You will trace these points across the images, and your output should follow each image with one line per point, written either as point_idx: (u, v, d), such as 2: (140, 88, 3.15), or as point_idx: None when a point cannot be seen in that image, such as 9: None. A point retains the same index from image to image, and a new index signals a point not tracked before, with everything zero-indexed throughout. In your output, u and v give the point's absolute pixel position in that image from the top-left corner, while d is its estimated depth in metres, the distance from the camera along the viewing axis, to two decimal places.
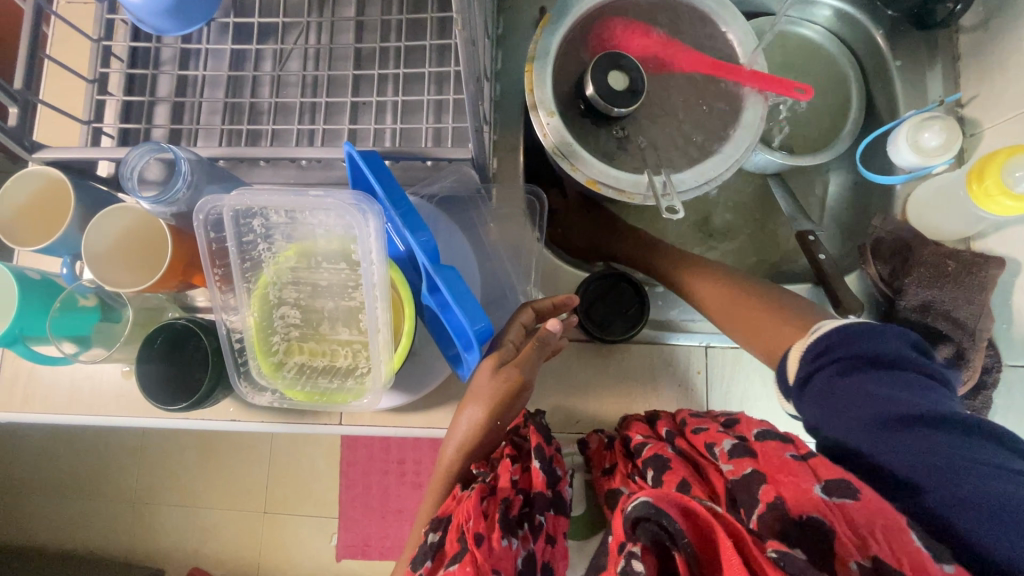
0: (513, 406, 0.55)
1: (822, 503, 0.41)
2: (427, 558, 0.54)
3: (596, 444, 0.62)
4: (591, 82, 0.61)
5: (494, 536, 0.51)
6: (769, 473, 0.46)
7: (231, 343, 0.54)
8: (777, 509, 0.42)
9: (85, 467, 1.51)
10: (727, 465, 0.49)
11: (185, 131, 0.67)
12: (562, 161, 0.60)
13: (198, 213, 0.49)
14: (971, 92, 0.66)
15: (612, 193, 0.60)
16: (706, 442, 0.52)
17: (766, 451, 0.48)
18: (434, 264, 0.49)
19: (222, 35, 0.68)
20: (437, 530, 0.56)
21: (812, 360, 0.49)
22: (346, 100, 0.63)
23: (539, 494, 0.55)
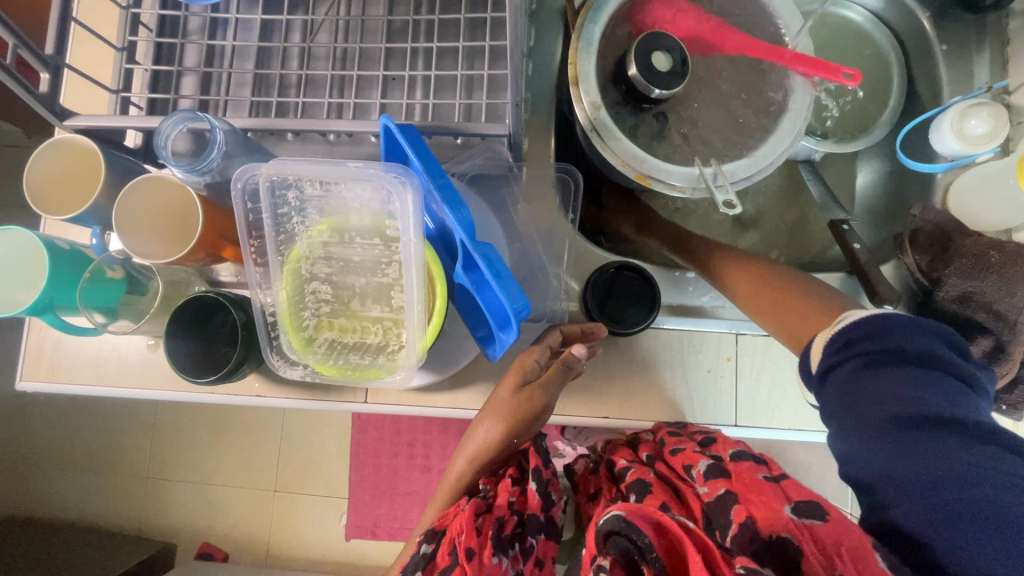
0: (530, 424, 0.61)
1: (789, 522, 0.46)
2: (420, 567, 0.60)
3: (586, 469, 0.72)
4: (631, 62, 0.60)
5: (485, 553, 0.57)
6: (743, 493, 0.51)
7: (265, 317, 0.53)
8: (746, 529, 0.47)
9: (100, 441, 1.52)
10: (703, 487, 0.54)
11: (213, 103, 0.66)
12: (610, 157, 0.59)
13: (235, 182, 0.48)
14: (1020, 78, 0.64)
15: (663, 188, 0.59)
16: (684, 464, 0.57)
17: (739, 473, 0.54)
18: (471, 240, 0.48)
19: (252, 5, 0.67)
20: (431, 543, 0.62)
21: (841, 354, 0.46)
22: (378, 74, 0.62)
23: (532, 516, 0.61)
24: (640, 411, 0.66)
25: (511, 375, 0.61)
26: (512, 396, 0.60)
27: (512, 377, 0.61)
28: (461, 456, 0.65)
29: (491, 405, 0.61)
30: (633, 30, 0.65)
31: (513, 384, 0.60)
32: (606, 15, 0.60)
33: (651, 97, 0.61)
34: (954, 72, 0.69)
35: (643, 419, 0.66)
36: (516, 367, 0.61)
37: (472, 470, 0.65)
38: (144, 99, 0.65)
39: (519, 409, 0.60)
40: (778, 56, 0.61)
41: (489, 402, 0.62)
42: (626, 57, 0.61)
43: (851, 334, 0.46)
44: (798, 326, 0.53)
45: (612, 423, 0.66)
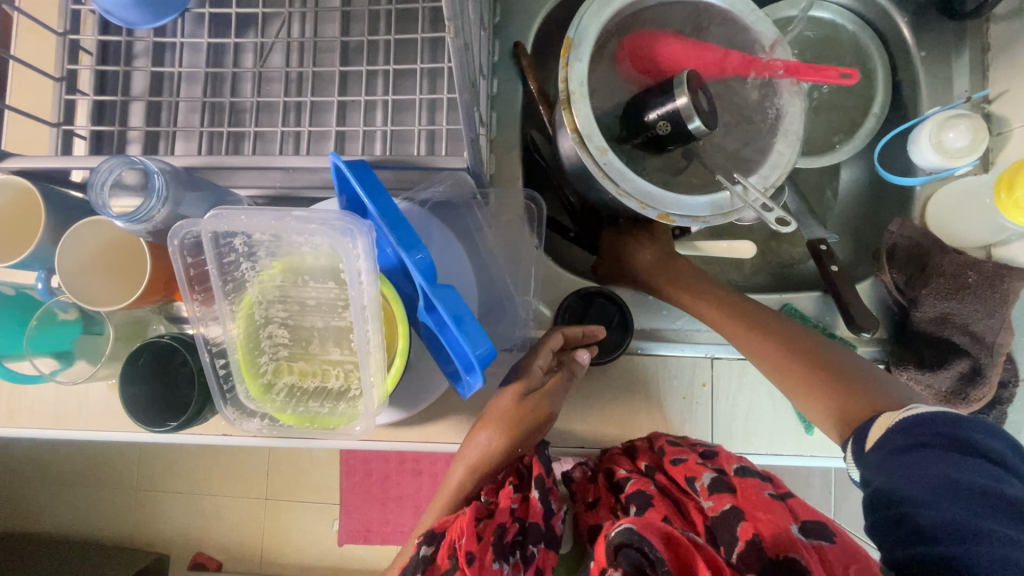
0: (536, 432, 0.59)
1: (798, 542, 0.44)
2: (417, 571, 0.53)
3: (579, 476, 0.63)
4: (683, 92, 0.55)
5: (487, 558, 0.50)
6: (747, 509, 0.49)
7: (215, 369, 0.51)
8: (755, 546, 0.45)
9: (87, 458, 1.50)
10: (707, 500, 0.51)
11: (163, 133, 0.63)
12: (630, 201, 0.55)
13: (172, 238, 0.46)
14: (1000, 88, 0.62)
15: (687, 222, 0.56)
16: (686, 475, 0.54)
17: (745, 489, 0.52)
18: (430, 284, 0.46)
19: (198, 25, 0.63)
20: (430, 545, 0.55)
21: (903, 435, 0.47)
22: (333, 99, 0.59)
23: (534, 523, 0.55)
24: (616, 439, 0.64)
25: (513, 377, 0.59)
26: (517, 401, 0.58)
27: (517, 381, 0.58)
28: (462, 461, 0.59)
29: (494, 413, 0.58)
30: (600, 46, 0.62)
31: (517, 386, 0.58)
32: (587, 47, 0.56)
33: (688, 130, 0.56)
34: (934, 79, 0.66)
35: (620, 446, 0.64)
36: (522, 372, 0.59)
37: (468, 478, 0.59)
38: (90, 131, 0.62)
39: (528, 416, 0.58)
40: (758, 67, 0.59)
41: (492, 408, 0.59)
42: (665, 92, 0.57)
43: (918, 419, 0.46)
44: (846, 408, 0.53)
45: (587, 451, 0.65)
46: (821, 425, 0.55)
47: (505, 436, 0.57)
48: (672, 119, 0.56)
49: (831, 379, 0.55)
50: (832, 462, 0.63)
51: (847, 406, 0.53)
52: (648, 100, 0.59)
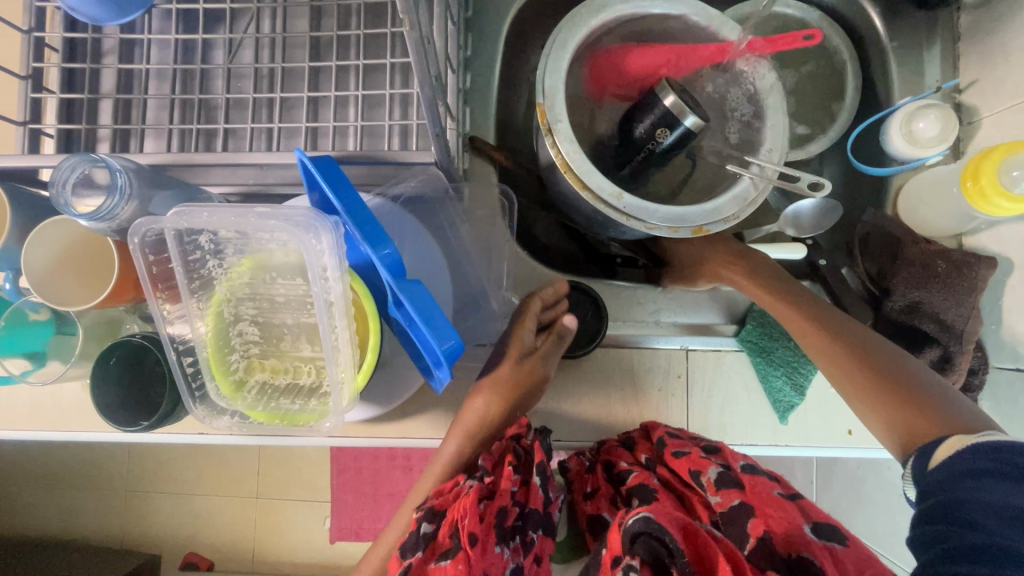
0: (530, 395, 0.59)
1: (812, 542, 0.45)
2: (418, 548, 0.50)
3: (576, 467, 0.64)
4: (669, 93, 0.54)
5: (490, 541, 0.50)
6: (754, 505, 0.50)
7: (184, 367, 0.51)
8: (767, 542, 0.47)
9: (77, 458, 1.50)
10: (715, 496, 0.52)
11: (133, 131, 0.62)
12: (663, 229, 0.55)
13: (133, 236, 0.45)
14: (970, 77, 0.63)
15: (721, 226, 0.55)
16: (691, 469, 0.54)
17: (754, 485, 0.52)
18: (396, 280, 0.46)
19: (167, 22, 0.63)
20: (431, 522, 0.52)
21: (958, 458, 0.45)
22: (303, 95, 0.59)
23: (534, 510, 0.54)
24: (592, 432, 0.64)
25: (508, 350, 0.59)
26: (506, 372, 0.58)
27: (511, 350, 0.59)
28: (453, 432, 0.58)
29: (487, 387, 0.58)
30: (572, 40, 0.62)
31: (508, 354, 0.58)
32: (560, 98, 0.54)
33: (686, 129, 0.55)
34: (905, 69, 0.66)
35: (593, 438, 0.64)
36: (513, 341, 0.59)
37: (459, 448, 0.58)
38: (59, 130, 0.61)
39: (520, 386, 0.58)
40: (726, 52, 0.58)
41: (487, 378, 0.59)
42: (648, 107, 0.57)
43: (978, 446, 0.45)
44: (909, 422, 0.50)
45: (563, 445, 0.65)
46: (875, 433, 0.53)
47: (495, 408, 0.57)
48: (668, 123, 0.55)
49: (889, 394, 0.52)
50: (807, 452, 0.63)
51: (912, 419, 0.50)
52: (636, 113, 0.59)
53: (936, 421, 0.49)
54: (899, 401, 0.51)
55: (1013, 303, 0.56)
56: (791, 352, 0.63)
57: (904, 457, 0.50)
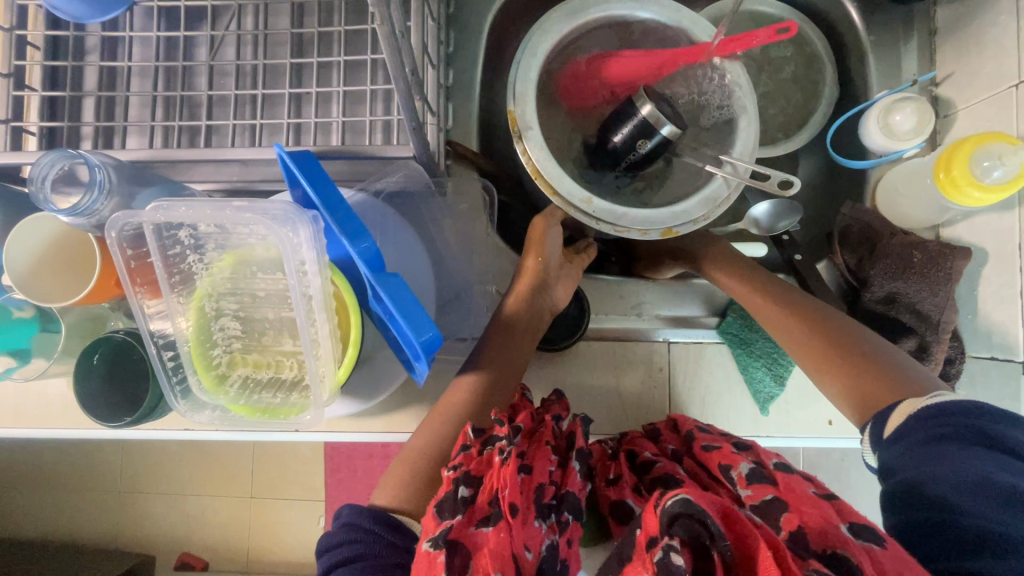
0: (511, 376, 0.58)
1: (851, 541, 0.40)
2: (457, 511, 0.45)
3: (599, 455, 0.61)
4: (643, 103, 0.55)
5: (530, 515, 0.46)
6: (790, 500, 0.45)
7: (164, 361, 0.51)
8: (798, 536, 0.42)
9: (70, 458, 1.50)
10: (744, 489, 0.48)
11: (117, 128, 0.63)
12: (631, 232, 0.56)
13: (110, 230, 0.46)
14: (946, 70, 0.63)
15: (691, 228, 0.56)
16: (722, 463, 0.52)
17: (788, 482, 0.47)
18: (374, 274, 0.46)
19: (149, 19, 0.63)
20: (470, 486, 0.46)
21: (912, 421, 0.48)
22: (285, 91, 0.59)
23: (570, 492, 0.50)
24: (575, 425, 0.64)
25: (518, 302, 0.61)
26: (508, 327, 0.60)
27: (520, 296, 0.61)
28: (452, 404, 0.56)
29: (486, 360, 0.58)
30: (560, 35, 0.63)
31: (515, 301, 0.61)
32: (530, 101, 0.55)
33: (663, 137, 0.55)
34: (883, 63, 0.67)
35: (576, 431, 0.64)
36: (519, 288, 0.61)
37: (462, 421, 0.56)
38: (42, 128, 0.61)
39: (524, 347, 0.60)
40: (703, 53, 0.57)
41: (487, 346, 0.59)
42: (623, 115, 0.57)
43: (929, 408, 0.47)
44: (866, 393, 0.53)
45: None
46: (839, 407, 0.55)
47: (497, 376, 0.58)
48: (646, 132, 0.55)
49: (842, 362, 0.54)
50: (788, 443, 0.64)
51: (867, 389, 0.53)
52: (613, 120, 0.59)
53: (887, 385, 0.52)
54: (849, 369, 0.54)
55: (987, 293, 0.57)
56: (770, 344, 0.63)
57: (863, 425, 0.53)
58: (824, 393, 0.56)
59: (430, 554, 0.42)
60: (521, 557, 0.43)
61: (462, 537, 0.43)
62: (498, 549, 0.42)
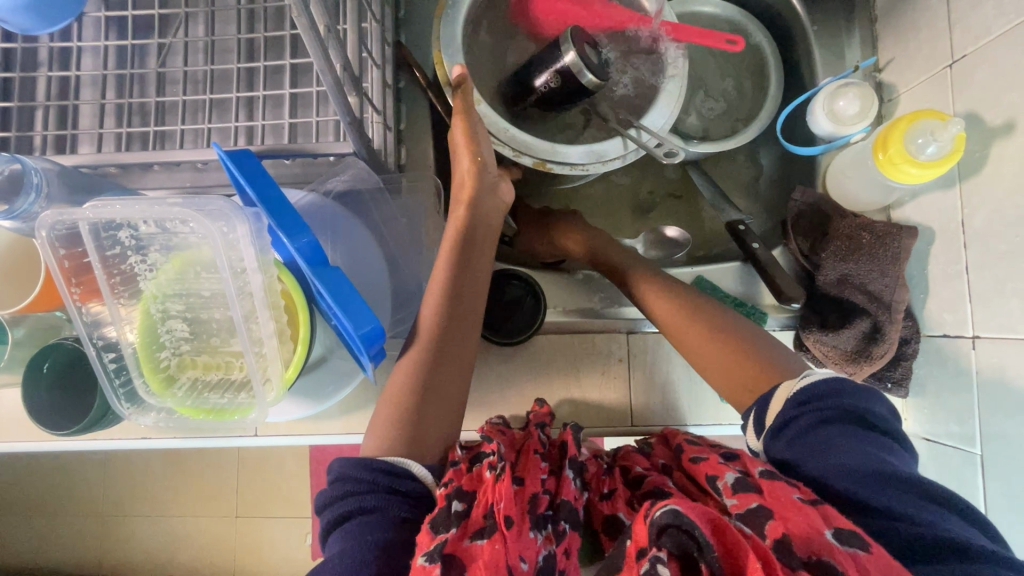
0: (468, 328, 0.55)
1: (835, 546, 0.39)
2: (450, 524, 0.43)
3: (594, 469, 0.57)
4: (569, 47, 0.56)
5: (525, 525, 0.44)
6: (775, 507, 0.42)
7: (106, 364, 0.51)
8: (784, 543, 0.40)
9: (42, 486, 1.42)
10: (731, 499, 0.45)
11: (69, 137, 0.62)
12: (506, 151, 0.60)
13: (41, 230, 0.46)
14: (886, 56, 0.65)
15: (565, 170, 0.62)
16: (708, 474, 0.49)
17: (773, 487, 0.44)
18: (313, 268, 0.47)
19: (99, 30, 0.63)
20: (462, 501, 0.45)
21: (788, 407, 0.49)
22: (232, 94, 0.60)
23: (567, 501, 0.49)
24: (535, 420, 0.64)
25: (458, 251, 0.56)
26: (458, 282, 0.55)
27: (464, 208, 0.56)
28: (405, 391, 0.52)
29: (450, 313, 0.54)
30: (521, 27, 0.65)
31: (466, 217, 0.56)
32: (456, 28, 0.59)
33: (581, 83, 0.57)
34: (827, 52, 0.68)
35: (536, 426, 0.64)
36: (467, 201, 0.56)
37: (424, 374, 0.53)
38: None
39: (471, 310, 0.55)
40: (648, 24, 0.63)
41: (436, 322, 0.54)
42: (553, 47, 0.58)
43: (800, 390, 0.49)
44: (743, 379, 0.54)
45: None
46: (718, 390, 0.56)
47: (458, 332, 0.54)
48: (564, 75, 0.57)
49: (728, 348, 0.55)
50: None
51: (748, 374, 0.54)
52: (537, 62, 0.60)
53: (759, 368, 0.54)
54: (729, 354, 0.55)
55: (936, 271, 0.57)
56: None
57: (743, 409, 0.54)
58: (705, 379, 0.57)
59: (426, 567, 0.40)
60: (516, 569, 0.42)
61: (458, 551, 0.42)
62: (493, 559, 0.41)
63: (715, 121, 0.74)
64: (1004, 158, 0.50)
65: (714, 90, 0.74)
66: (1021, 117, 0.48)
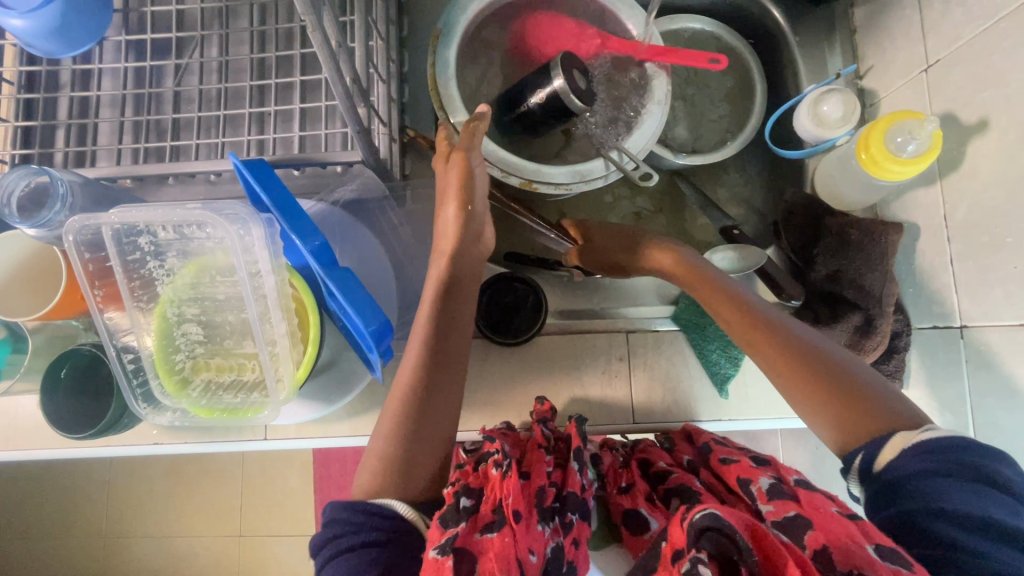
0: (451, 365, 0.54)
1: (877, 561, 0.39)
2: (460, 519, 0.44)
3: (609, 463, 0.59)
4: (558, 73, 0.58)
5: (533, 519, 0.46)
6: (814, 517, 0.44)
7: (124, 365, 0.53)
8: (823, 556, 0.41)
9: (43, 508, 1.40)
10: (767, 505, 0.47)
11: (88, 153, 0.65)
12: (494, 169, 0.60)
13: (68, 235, 0.48)
14: (867, 63, 0.68)
15: (550, 190, 0.62)
16: (742, 477, 0.51)
17: (811, 499, 0.46)
18: (325, 268, 0.49)
19: (119, 53, 0.67)
20: (471, 497, 0.46)
21: (901, 458, 0.44)
22: (244, 110, 0.63)
23: (572, 492, 0.50)
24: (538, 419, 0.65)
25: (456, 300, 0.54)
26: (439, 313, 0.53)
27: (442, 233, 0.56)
28: (392, 431, 0.50)
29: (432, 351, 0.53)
30: (514, 41, 0.67)
31: (446, 271, 0.53)
32: (456, 38, 0.61)
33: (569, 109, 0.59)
34: (810, 61, 0.72)
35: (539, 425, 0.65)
36: (448, 223, 0.55)
37: (410, 416, 0.51)
38: (16, 156, 0.64)
39: (455, 344, 0.54)
40: (635, 50, 0.63)
41: (426, 366, 0.52)
42: (546, 71, 0.59)
43: (919, 443, 0.44)
44: (850, 424, 0.47)
45: None
46: (813, 426, 0.50)
47: (441, 368, 0.53)
48: (553, 101, 0.59)
49: (834, 386, 0.48)
50: (751, 426, 0.64)
51: (856, 418, 0.47)
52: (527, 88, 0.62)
53: (880, 418, 0.46)
54: (834, 391, 0.48)
55: (924, 266, 0.59)
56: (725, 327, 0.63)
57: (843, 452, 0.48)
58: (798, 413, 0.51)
59: (438, 560, 0.41)
60: (526, 562, 0.43)
61: (468, 545, 0.43)
62: (503, 552, 0.42)
63: (705, 130, 0.77)
64: (981, 153, 0.52)
65: (701, 99, 0.77)
66: (995, 114, 0.51)
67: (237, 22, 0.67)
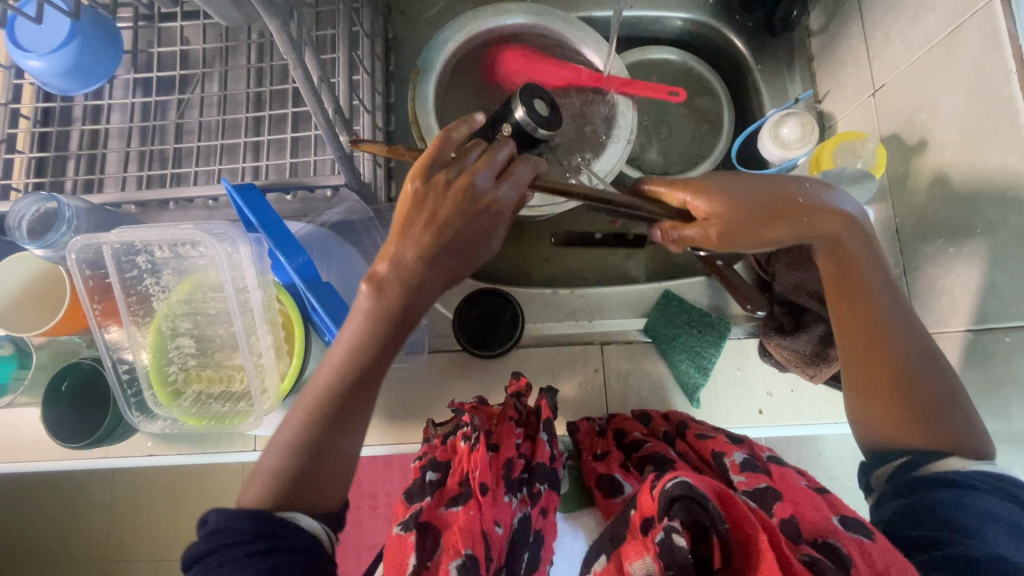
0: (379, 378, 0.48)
1: (840, 531, 0.43)
2: (425, 494, 0.49)
3: (586, 430, 0.62)
4: (518, 105, 0.60)
5: (499, 491, 0.48)
6: (785, 491, 0.48)
7: (119, 376, 0.56)
8: (790, 522, 0.44)
9: (43, 531, 1.41)
10: (739, 476, 0.50)
11: (97, 181, 0.70)
12: None
13: (71, 254, 0.52)
14: (824, 89, 0.72)
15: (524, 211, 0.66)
16: (716, 451, 0.53)
17: (782, 474, 0.50)
18: (307, 283, 0.52)
19: (128, 89, 0.72)
20: (437, 471, 0.51)
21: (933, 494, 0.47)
22: (241, 139, 0.68)
23: (540, 463, 0.52)
24: None
25: (397, 307, 0.46)
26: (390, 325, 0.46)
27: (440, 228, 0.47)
28: (302, 438, 0.46)
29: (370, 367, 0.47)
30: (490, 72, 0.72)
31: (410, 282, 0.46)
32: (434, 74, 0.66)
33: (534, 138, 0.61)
34: (771, 88, 0.76)
35: None
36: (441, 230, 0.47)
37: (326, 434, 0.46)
38: (29, 185, 0.69)
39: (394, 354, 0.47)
40: (599, 80, 0.68)
41: (344, 380, 0.47)
42: (510, 102, 0.61)
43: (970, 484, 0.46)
44: (904, 432, 0.50)
45: None
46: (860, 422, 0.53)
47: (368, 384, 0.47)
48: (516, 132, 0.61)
49: (909, 397, 0.50)
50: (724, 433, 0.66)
51: (914, 431, 0.50)
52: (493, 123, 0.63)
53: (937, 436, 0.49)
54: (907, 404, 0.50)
55: None
56: (693, 339, 0.67)
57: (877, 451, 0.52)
58: (856, 406, 0.52)
59: (402, 535, 0.45)
60: (491, 533, 0.45)
61: (432, 518, 0.47)
62: (467, 525, 0.44)
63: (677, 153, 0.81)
64: (923, 170, 0.56)
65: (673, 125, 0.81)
66: (932, 136, 0.55)
67: (236, 60, 0.73)
